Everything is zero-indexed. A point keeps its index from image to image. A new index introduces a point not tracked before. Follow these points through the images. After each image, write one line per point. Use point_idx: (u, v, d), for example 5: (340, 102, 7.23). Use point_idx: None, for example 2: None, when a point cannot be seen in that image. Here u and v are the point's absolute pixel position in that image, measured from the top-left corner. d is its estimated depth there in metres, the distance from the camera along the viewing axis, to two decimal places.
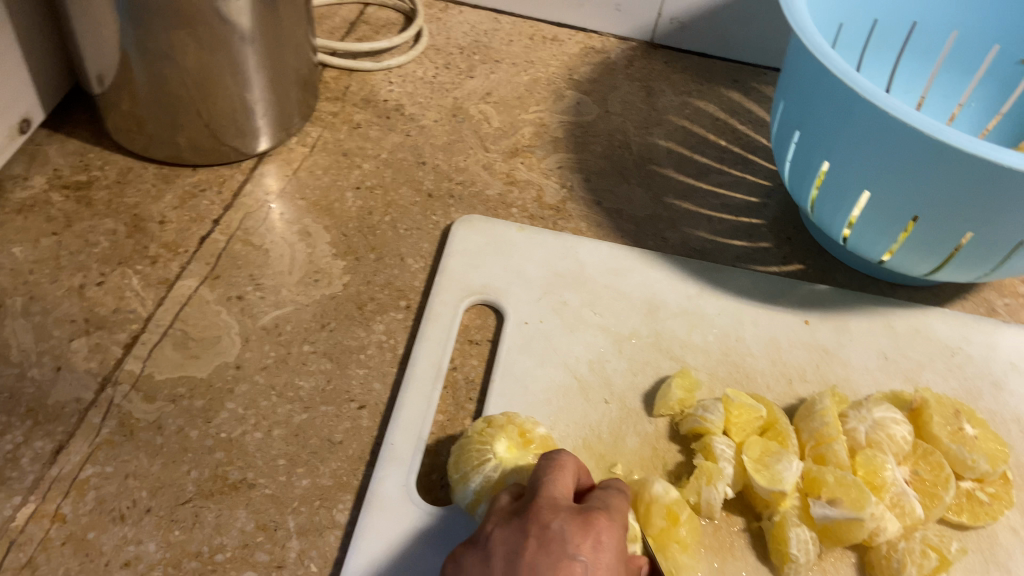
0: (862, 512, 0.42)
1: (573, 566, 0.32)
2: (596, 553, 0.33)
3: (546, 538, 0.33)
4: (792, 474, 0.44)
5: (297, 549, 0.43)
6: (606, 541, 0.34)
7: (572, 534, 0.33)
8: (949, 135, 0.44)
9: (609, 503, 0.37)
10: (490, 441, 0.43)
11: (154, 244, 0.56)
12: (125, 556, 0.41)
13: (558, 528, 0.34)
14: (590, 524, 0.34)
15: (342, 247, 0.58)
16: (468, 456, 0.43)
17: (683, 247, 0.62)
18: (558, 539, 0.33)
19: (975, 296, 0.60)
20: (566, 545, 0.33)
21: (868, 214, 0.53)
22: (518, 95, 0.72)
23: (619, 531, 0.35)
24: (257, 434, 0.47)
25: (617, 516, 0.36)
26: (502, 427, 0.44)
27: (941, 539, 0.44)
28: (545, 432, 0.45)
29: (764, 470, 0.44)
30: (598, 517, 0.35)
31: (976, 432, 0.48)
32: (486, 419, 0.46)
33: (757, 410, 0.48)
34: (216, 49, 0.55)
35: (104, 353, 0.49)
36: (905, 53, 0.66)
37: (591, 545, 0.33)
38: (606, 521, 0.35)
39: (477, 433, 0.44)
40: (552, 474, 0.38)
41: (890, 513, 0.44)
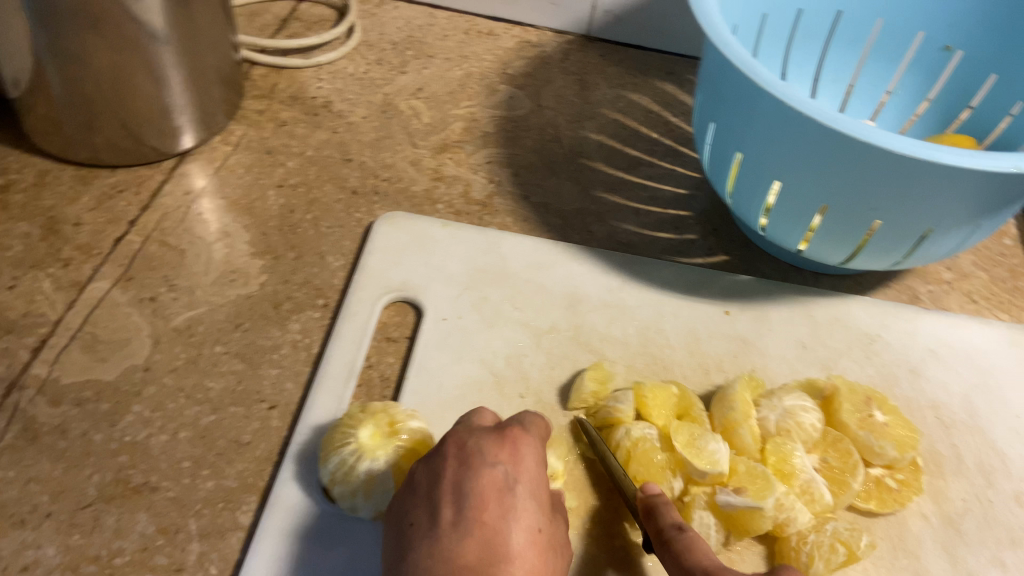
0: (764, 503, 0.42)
1: (492, 473, 0.37)
2: (514, 462, 0.38)
3: (466, 456, 0.38)
4: (723, 454, 0.44)
5: (198, 552, 0.42)
6: (521, 449, 0.39)
7: (489, 447, 0.38)
8: (845, 124, 0.44)
9: (524, 417, 0.42)
10: (356, 426, 0.44)
11: (68, 246, 0.55)
12: (22, 562, 0.41)
13: (474, 445, 0.39)
14: (507, 439, 0.39)
15: (262, 247, 0.57)
16: (332, 438, 0.45)
17: (609, 240, 0.61)
18: (476, 453, 0.38)
19: (899, 284, 0.60)
20: (484, 457, 0.38)
21: (782, 203, 0.53)
22: (450, 90, 0.72)
23: (535, 443, 0.40)
24: (163, 436, 0.46)
25: (532, 427, 0.41)
26: (373, 413, 0.45)
27: (852, 532, 0.43)
28: (417, 425, 0.45)
29: (695, 451, 0.44)
30: (511, 431, 0.40)
31: (886, 419, 0.48)
32: (367, 404, 0.46)
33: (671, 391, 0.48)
34: (128, 50, 0.54)
35: (11, 357, 0.49)
36: (832, 42, 0.66)
37: (508, 455, 0.38)
38: (520, 435, 0.40)
39: (350, 416, 0.45)
40: (475, 413, 0.42)
41: (800, 503, 0.44)
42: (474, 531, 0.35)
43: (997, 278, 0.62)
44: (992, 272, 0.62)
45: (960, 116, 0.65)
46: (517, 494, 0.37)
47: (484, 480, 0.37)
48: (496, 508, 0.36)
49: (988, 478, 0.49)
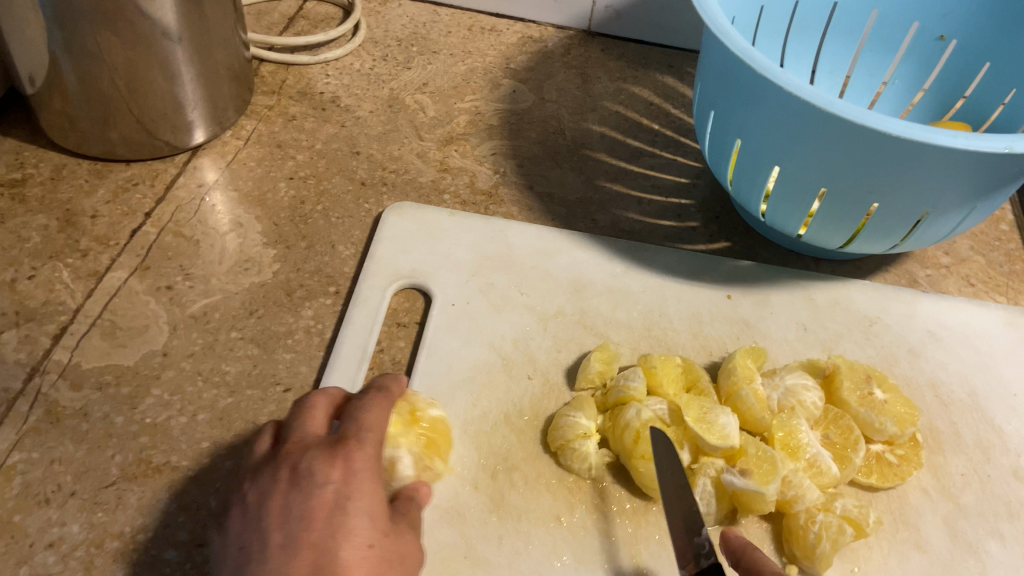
0: (770, 486, 0.43)
1: (323, 494, 0.35)
2: (346, 479, 0.36)
3: (296, 477, 0.36)
4: (733, 428, 0.45)
5: (219, 528, 0.44)
6: (355, 464, 0.36)
7: (319, 467, 0.36)
8: (842, 108, 0.45)
9: (359, 421, 0.39)
10: None
11: (85, 238, 0.57)
12: (48, 538, 0.42)
13: (306, 466, 0.36)
14: (338, 455, 0.37)
15: (274, 237, 0.59)
16: None
17: (613, 228, 0.63)
18: (307, 474, 0.36)
19: (897, 268, 0.62)
20: (314, 477, 0.35)
21: (781, 189, 0.54)
22: (455, 84, 0.73)
23: (368, 451, 0.37)
24: (183, 418, 0.48)
25: (369, 434, 0.39)
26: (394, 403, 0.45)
27: (861, 510, 0.45)
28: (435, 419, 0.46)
29: (709, 428, 0.45)
30: (345, 446, 0.37)
31: (886, 396, 0.49)
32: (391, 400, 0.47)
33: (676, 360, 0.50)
34: (141, 46, 0.56)
35: (33, 344, 0.50)
36: (829, 34, 0.67)
37: (338, 473, 0.36)
38: (354, 447, 0.37)
39: None
40: (361, 413, 0.40)
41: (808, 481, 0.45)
42: (301, 555, 0.33)
43: (993, 262, 0.64)
44: (989, 256, 0.64)
45: (954, 105, 0.67)
46: (350, 510, 0.35)
47: (312, 501, 0.35)
48: (324, 527, 0.34)
49: (986, 453, 0.51)
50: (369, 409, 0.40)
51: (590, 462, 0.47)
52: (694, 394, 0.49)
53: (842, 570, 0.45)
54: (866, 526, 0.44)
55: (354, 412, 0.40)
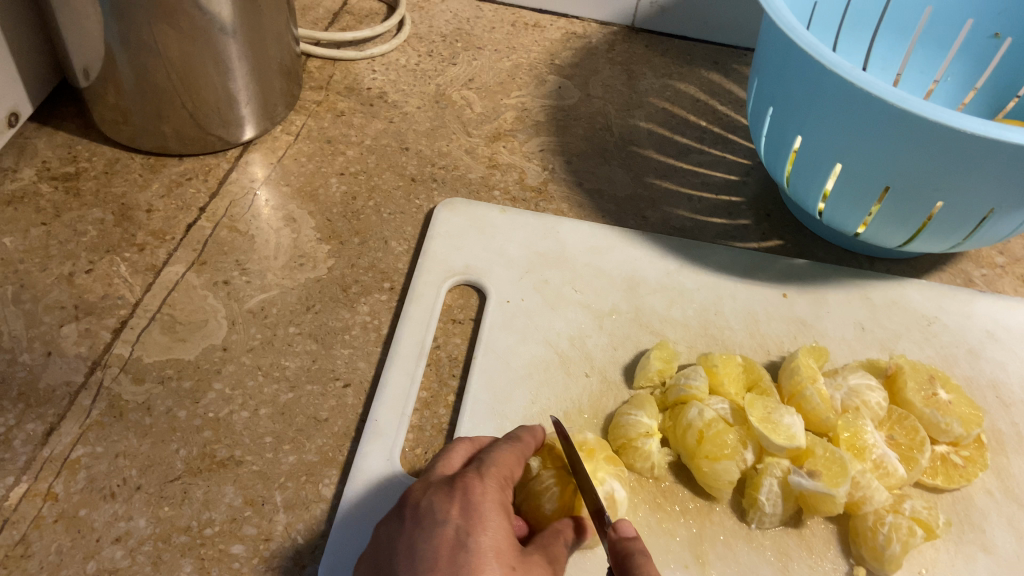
0: (840, 488, 0.42)
1: (443, 531, 0.35)
2: (467, 516, 0.36)
3: (419, 516, 0.36)
4: (799, 428, 0.45)
5: (285, 523, 0.44)
6: (475, 500, 0.36)
7: (440, 504, 0.36)
8: (915, 104, 0.45)
9: (483, 459, 0.40)
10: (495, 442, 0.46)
11: (141, 232, 0.57)
12: (116, 532, 0.42)
13: (427, 502, 0.37)
14: (458, 490, 0.37)
15: (327, 232, 0.59)
16: None
17: (664, 225, 0.62)
18: (428, 512, 0.36)
19: (952, 267, 0.61)
20: (434, 515, 0.36)
21: (841, 187, 0.53)
22: (500, 81, 0.73)
23: (490, 487, 0.37)
24: (245, 413, 0.48)
25: (494, 470, 0.39)
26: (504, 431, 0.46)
27: (930, 512, 0.45)
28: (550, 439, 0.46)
29: (776, 429, 0.45)
30: (465, 481, 0.37)
31: (950, 397, 0.49)
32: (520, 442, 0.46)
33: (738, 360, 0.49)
34: (197, 41, 0.56)
35: (94, 337, 0.50)
36: (881, 31, 0.67)
37: (458, 510, 0.36)
38: (473, 481, 0.37)
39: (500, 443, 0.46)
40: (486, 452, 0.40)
41: (877, 481, 0.44)
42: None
43: None
44: None
45: (1008, 104, 0.67)
46: (471, 549, 0.34)
47: (435, 539, 0.35)
48: (448, 565, 0.34)
49: None
50: (494, 447, 0.41)
51: (653, 461, 0.46)
52: (757, 393, 0.48)
53: (910, 571, 0.44)
54: (936, 528, 0.44)
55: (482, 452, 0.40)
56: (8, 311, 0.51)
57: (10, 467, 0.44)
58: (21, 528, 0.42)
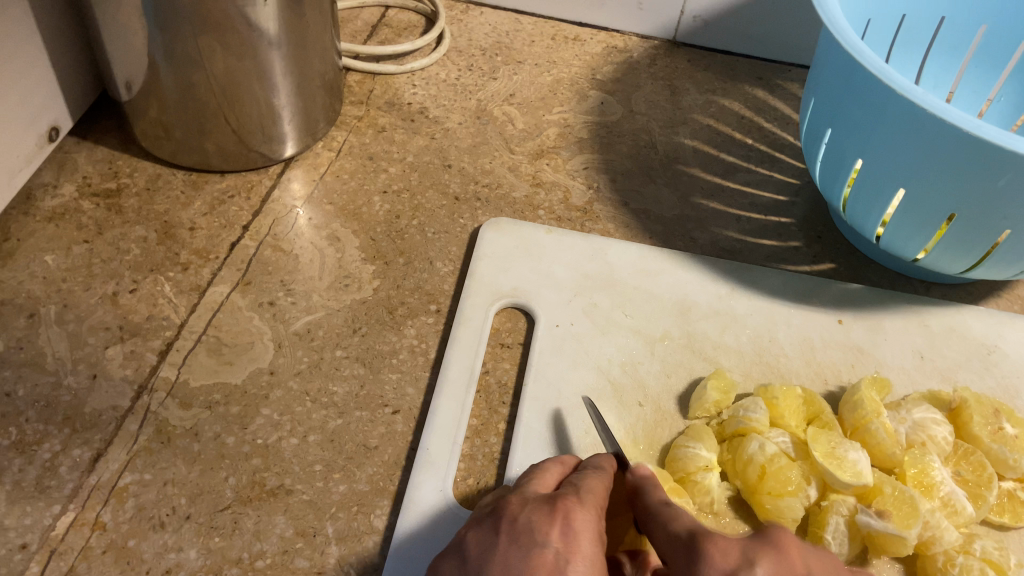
0: (911, 530, 0.41)
1: (544, 553, 0.34)
2: (568, 541, 0.35)
3: (516, 532, 0.36)
4: (864, 464, 0.44)
5: (337, 555, 0.43)
6: (576, 525, 0.36)
7: (540, 523, 0.36)
8: (990, 131, 0.44)
9: (580, 485, 0.39)
10: None
11: (184, 250, 0.56)
12: (166, 564, 0.41)
13: (525, 520, 0.36)
14: (558, 512, 0.37)
15: (372, 252, 0.58)
16: None
17: (712, 247, 0.61)
18: (527, 531, 0.36)
19: (1009, 293, 0.60)
20: (534, 534, 0.35)
21: (902, 213, 0.52)
22: (542, 96, 0.72)
23: (590, 514, 0.37)
24: (293, 439, 0.47)
25: (592, 497, 0.38)
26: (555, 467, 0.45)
27: (1000, 552, 0.43)
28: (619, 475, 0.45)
29: (840, 465, 0.43)
30: (565, 504, 0.37)
31: (1017, 432, 0.47)
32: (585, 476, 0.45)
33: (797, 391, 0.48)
34: (243, 55, 0.55)
35: (139, 360, 0.49)
36: (933, 49, 0.65)
37: (559, 532, 0.35)
38: (574, 505, 0.37)
39: None
40: (583, 478, 0.40)
41: (946, 520, 0.43)
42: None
43: None
44: None
45: None
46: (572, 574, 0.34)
47: (535, 557, 0.34)
48: None
49: None
50: (588, 475, 0.40)
51: (712, 496, 0.45)
52: (818, 427, 0.47)
53: None
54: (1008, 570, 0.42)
55: (577, 478, 0.40)
56: (52, 332, 0.50)
57: (58, 495, 0.43)
58: (69, 559, 0.41)
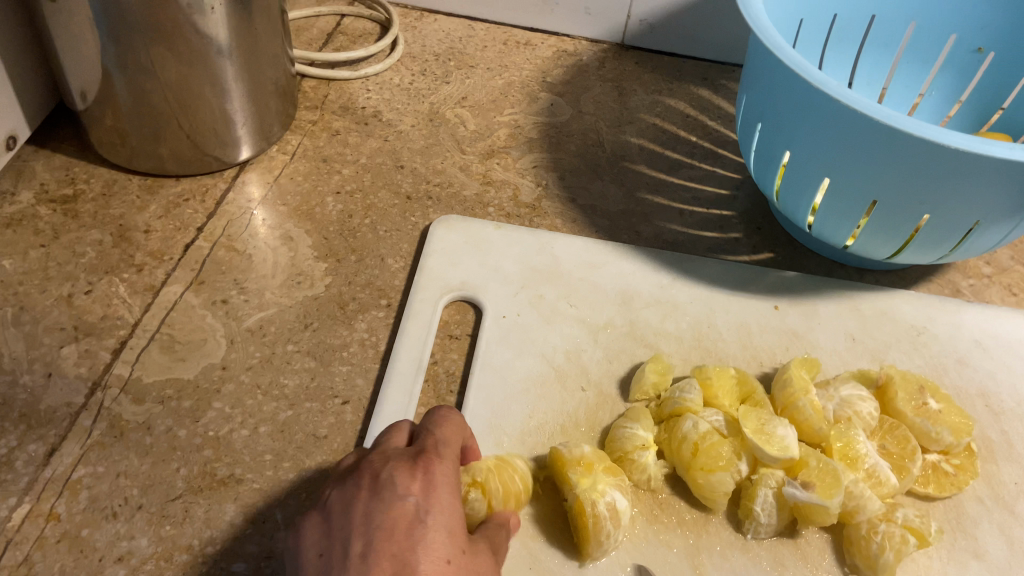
0: (833, 499, 0.43)
1: (404, 505, 0.36)
2: (427, 495, 0.37)
3: (378, 487, 0.37)
4: (792, 439, 0.46)
5: (285, 540, 0.44)
6: (436, 477, 0.37)
7: (400, 478, 0.37)
8: (901, 120, 0.46)
9: (437, 435, 0.41)
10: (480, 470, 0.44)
11: (139, 253, 0.57)
12: (118, 552, 0.43)
13: (387, 475, 0.37)
14: (419, 467, 0.38)
15: (324, 250, 0.59)
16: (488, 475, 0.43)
17: (656, 240, 0.63)
18: (388, 485, 0.37)
19: (940, 278, 0.62)
20: (395, 488, 0.37)
21: (830, 200, 0.54)
22: (493, 98, 0.74)
23: (448, 467, 0.39)
24: (244, 431, 0.48)
25: (449, 449, 0.40)
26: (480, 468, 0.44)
27: (922, 520, 0.45)
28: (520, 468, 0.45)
29: (768, 440, 0.45)
30: (426, 460, 0.38)
31: (940, 406, 0.49)
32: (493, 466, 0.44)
33: (731, 371, 0.50)
34: (194, 63, 0.57)
35: (93, 358, 0.51)
36: (865, 47, 0.68)
37: (419, 487, 0.37)
38: (434, 459, 0.38)
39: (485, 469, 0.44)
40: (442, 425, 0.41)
41: (869, 491, 0.45)
42: (380, 564, 0.34)
43: None
44: None
45: (991, 117, 0.68)
46: (428, 526, 0.35)
47: (395, 512, 0.36)
48: (404, 538, 0.35)
49: None
50: (446, 423, 0.41)
51: (649, 473, 0.47)
52: (750, 406, 0.49)
53: None
54: (929, 536, 0.45)
55: (434, 427, 0.42)
56: (8, 333, 0.51)
57: (12, 488, 0.44)
58: (23, 549, 0.42)
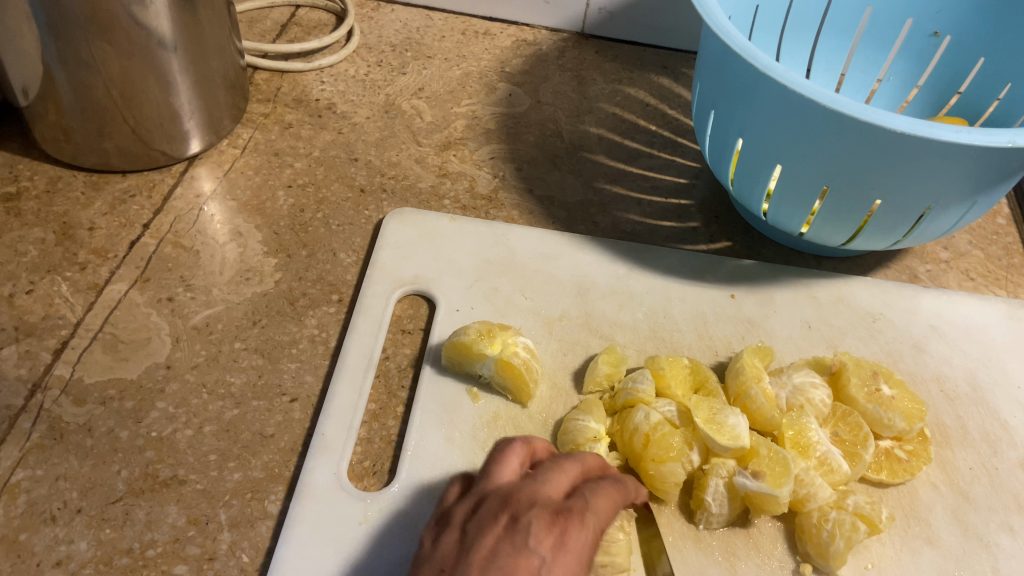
0: (783, 488, 0.43)
1: (530, 559, 0.35)
2: (556, 555, 0.35)
3: (516, 527, 0.36)
4: (743, 428, 0.45)
5: (229, 541, 0.43)
6: (569, 543, 0.36)
7: (537, 531, 0.36)
8: (847, 104, 0.45)
9: (591, 501, 0.39)
10: None
11: (83, 251, 0.56)
12: (57, 556, 0.41)
13: (528, 521, 0.36)
14: (559, 527, 0.36)
15: (274, 246, 0.58)
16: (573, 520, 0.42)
17: (614, 230, 0.63)
18: (523, 532, 0.35)
19: (897, 264, 0.62)
20: (529, 538, 0.35)
21: (782, 187, 0.54)
22: (450, 89, 0.73)
23: (588, 537, 0.37)
24: (189, 431, 0.47)
25: (595, 516, 0.38)
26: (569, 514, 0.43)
27: (873, 506, 0.45)
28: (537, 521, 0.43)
29: (719, 429, 0.45)
30: (569, 522, 0.37)
31: (893, 392, 0.49)
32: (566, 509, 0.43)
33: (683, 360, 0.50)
34: (136, 56, 0.55)
35: (34, 359, 0.49)
36: (823, 32, 0.67)
37: (552, 545, 0.36)
38: (575, 527, 0.37)
39: None
40: (603, 487, 0.40)
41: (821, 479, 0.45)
42: None
43: (992, 256, 0.64)
44: (987, 251, 0.65)
45: (950, 101, 0.67)
46: None
47: (521, 561, 0.34)
48: None
49: (993, 447, 0.51)
50: (603, 491, 0.40)
51: None
52: (702, 395, 0.48)
53: (855, 567, 0.45)
54: (879, 522, 0.44)
55: (591, 489, 0.40)
56: None
57: None
58: None
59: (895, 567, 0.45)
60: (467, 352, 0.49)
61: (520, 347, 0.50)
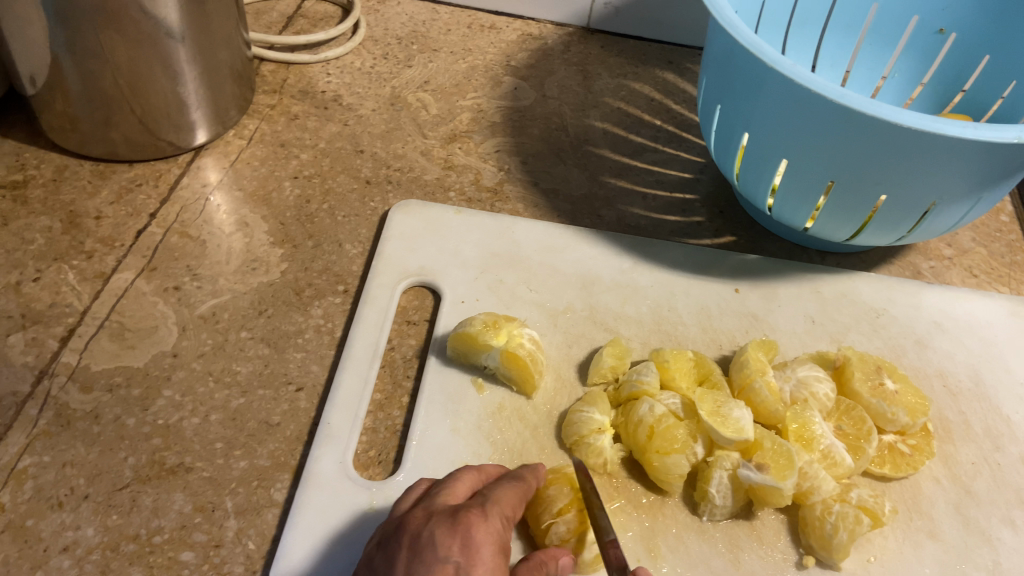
0: (786, 481, 0.43)
1: (443, 566, 0.34)
2: (467, 554, 0.35)
3: (418, 547, 0.35)
4: (747, 421, 0.45)
5: (235, 528, 0.43)
6: (474, 536, 0.36)
7: (442, 538, 0.35)
8: (853, 99, 0.45)
9: (491, 495, 0.39)
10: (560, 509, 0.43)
11: (90, 239, 0.56)
12: (63, 542, 0.42)
13: (428, 534, 0.36)
14: (460, 524, 0.36)
15: (280, 236, 0.58)
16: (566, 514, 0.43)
17: (619, 224, 0.63)
18: (428, 545, 0.35)
19: (901, 260, 0.62)
20: (436, 550, 0.35)
21: (787, 182, 0.54)
22: (456, 82, 0.74)
23: (491, 525, 0.37)
24: (195, 419, 0.47)
25: (496, 507, 0.38)
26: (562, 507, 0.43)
27: (876, 500, 0.45)
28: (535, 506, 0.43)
29: (724, 422, 0.45)
30: (467, 514, 0.37)
31: (896, 387, 0.49)
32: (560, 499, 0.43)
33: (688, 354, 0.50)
34: (144, 46, 0.55)
35: (40, 346, 0.50)
36: (828, 29, 0.67)
37: (459, 546, 0.35)
38: (477, 519, 0.36)
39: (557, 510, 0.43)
40: (515, 480, 0.41)
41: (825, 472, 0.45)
42: None
43: (995, 253, 0.65)
44: (990, 248, 0.65)
45: (954, 98, 0.68)
46: None
47: (432, 573, 0.34)
48: None
49: (995, 442, 0.51)
50: (500, 485, 0.40)
51: (605, 457, 0.46)
52: (706, 388, 0.49)
53: (858, 559, 0.45)
54: (882, 516, 0.44)
55: (489, 488, 0.40)
56: None
57: None
58: None
59: (896, 560, 0.45)
60: (473, 344, 0.50)
61: (526, 338, 0.50)
